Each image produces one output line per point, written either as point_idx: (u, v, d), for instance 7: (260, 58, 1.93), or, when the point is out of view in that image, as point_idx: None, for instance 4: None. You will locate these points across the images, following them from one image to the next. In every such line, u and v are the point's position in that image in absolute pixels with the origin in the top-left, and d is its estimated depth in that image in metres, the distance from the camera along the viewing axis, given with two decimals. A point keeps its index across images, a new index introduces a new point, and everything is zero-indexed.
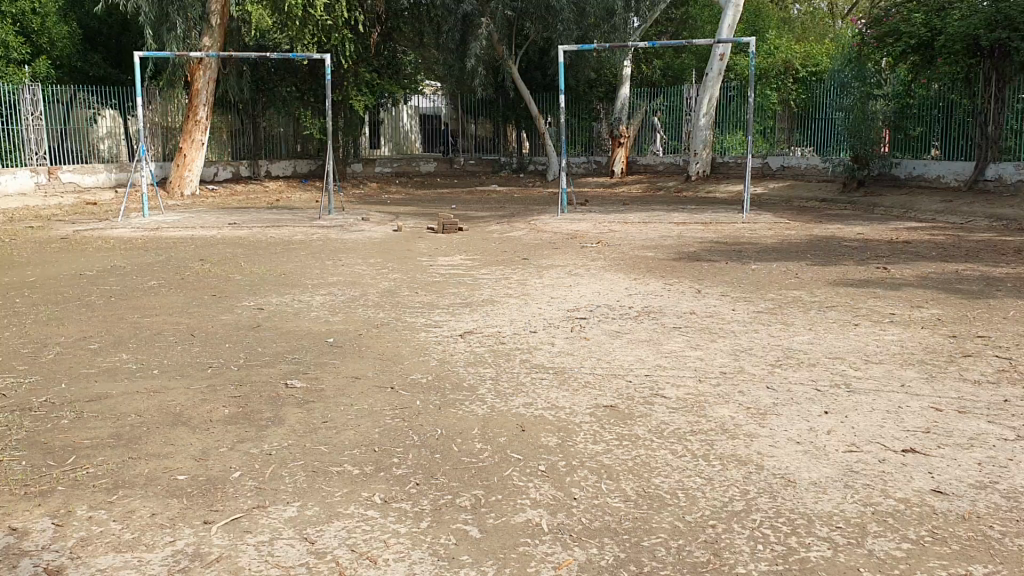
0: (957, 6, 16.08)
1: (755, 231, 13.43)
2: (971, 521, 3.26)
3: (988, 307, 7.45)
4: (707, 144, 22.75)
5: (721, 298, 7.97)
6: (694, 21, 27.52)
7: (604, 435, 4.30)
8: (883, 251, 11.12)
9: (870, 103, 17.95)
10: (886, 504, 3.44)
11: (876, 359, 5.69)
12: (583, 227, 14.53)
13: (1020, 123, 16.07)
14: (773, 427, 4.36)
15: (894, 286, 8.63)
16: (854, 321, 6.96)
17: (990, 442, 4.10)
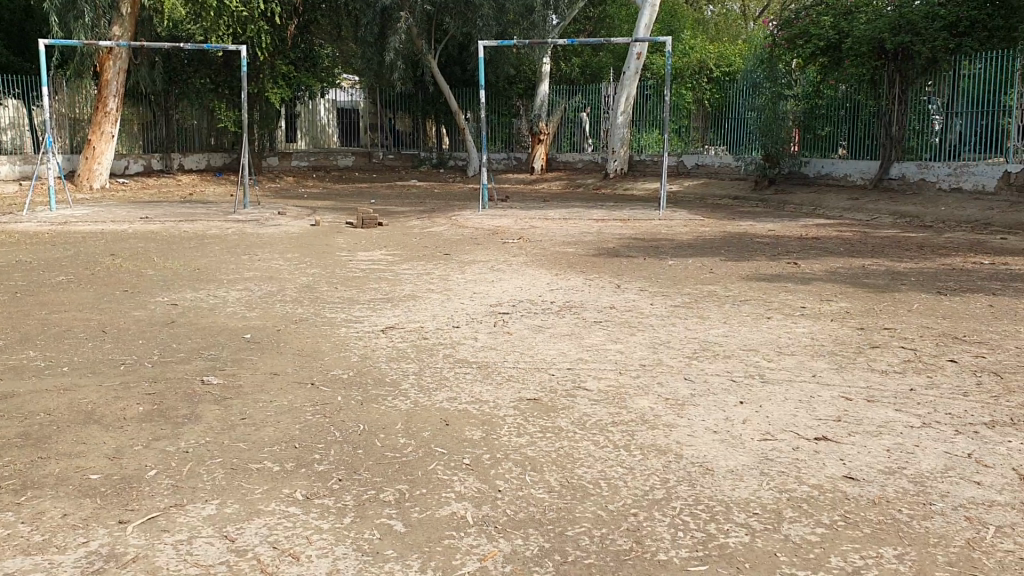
0: (864, 10, 16.74)
1: (672, 228, 13.66)
2: (880, 505, 3.37)
3: (893, 300, 7.73)
4: (625, 142, 23.00)
5: (641, 293, 8.08)
6: (612, 20, 27.83)
7: (528, 428, 4.33)
8: (794, 247, 11.44)
9: (782, 102, 18.38)
10: (801, 489, 3.54)
11: (788, 351, 5.86)
12: (504, 222, 14.57)
13: (921, 123, 16.56)
14: (692, 417, 4.45)
15: (804, 280, 8.89)
16: (767, 314, 7.15)
17: (897, 428, 4.26)
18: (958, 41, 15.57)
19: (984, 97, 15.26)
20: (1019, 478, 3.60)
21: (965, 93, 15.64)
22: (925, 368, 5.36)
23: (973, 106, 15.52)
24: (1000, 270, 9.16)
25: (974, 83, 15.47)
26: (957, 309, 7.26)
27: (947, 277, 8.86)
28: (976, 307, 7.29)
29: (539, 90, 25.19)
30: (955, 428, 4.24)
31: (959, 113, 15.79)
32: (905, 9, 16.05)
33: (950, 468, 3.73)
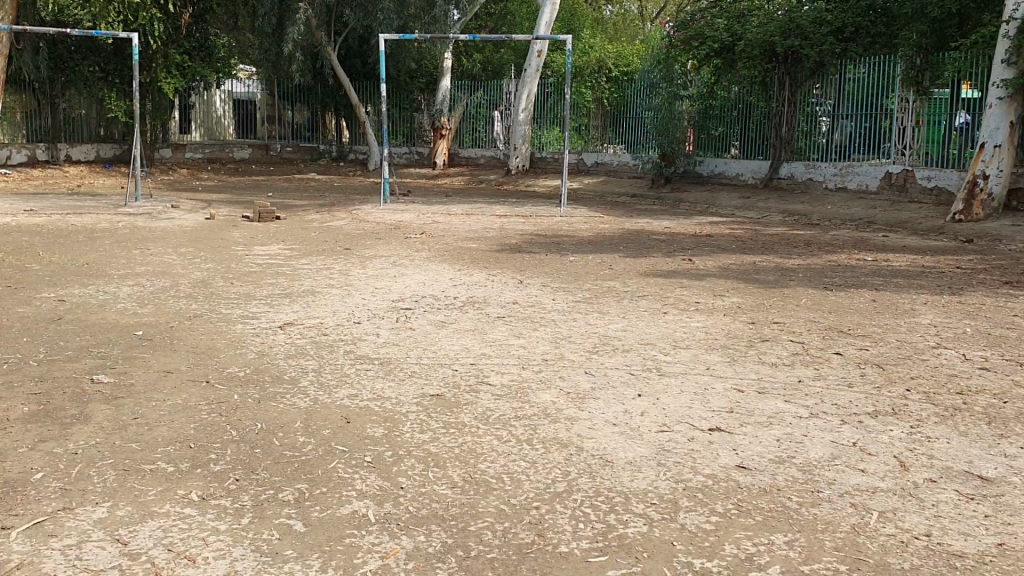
0: (755, 14, 17.22)
1: (572, 225, 13.81)
2: (771, 493, 3.50)
3: (783, 295, 8.00)
4: (526, 139, 23.15)
5: (542, 288, 8.15)
6: (512, 17, 27.95)
7: (430, 424, 4.32)
8: (689, 244, 11.71)
9: (677, 103, 18.77)
10: (697, 479, 3.64)
11: (684, 344, 6.01)
12: (406, 217, 14.51)
13: (809, 126, 17.20)
14: (592, 410, 4.53)
15: (698, 276, 9.13)
16: (663, 308, 7.32)
17: (787, 419, 4.42)
18: (844, 46, 16.19)
19: (869, 102, 15.87)
20: (900, 465, 3.78)
21: (850, 96, 16.25)
22: (813, 361, 5.58)
23: (857, 109, 16.13)
24: (881, 267, 9.57)
25: (858, 87, 16.08)
26: (842, 304, 7.56)
27: (832, 273, 9.22)
28: (860, 302, 7.60)
29: (440, 85, 25.15)
30: (841, 418, 4.42)
31: (846, 116, 16.40)
32: (794, 14, 16.61)
33: (837, 457, 3.89)
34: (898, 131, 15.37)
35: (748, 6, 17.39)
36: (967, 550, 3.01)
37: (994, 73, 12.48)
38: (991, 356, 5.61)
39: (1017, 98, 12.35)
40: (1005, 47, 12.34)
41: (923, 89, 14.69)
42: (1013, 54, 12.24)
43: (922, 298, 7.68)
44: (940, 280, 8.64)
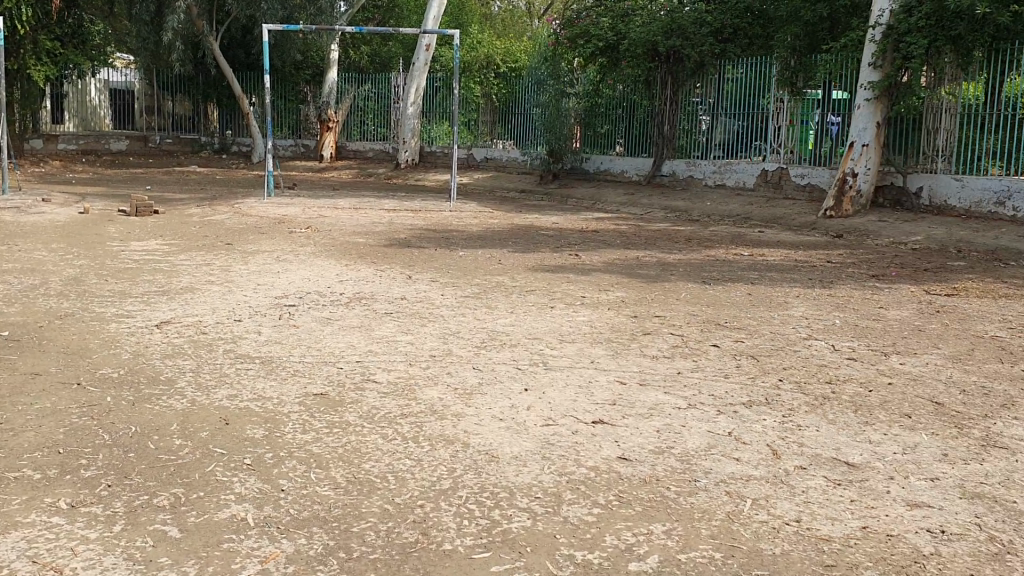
0: (639, 14, 17.55)
1: (461, 219, 13.80)
2: (651, 484, 3.58)
3: (663, 290, 8.18)
4: (415, 133, 23.03)
5: (431, 283, 8.12)
6: (400, 11, 27.72)
7: (313, 424, 4.25)
8: (576, 239, 11.87)
9: (564, 100, 18.99)
10: (579, 472, 3.69)
11: (569, 338, 6.08)
12: (291, 211, 14.23)
13: (689, 124, 17.67)
14: (478, 405, 4.54)
15: (584, 271, 9.25)
16: (550, 303, 7.39)
17: (667, 410, 4.53)
18: (723, 47, 16.67)
19: (748, 101, 16.43)
20: (772, 453, 3.92)
21: (729, 96, 16.80)
22: (692, 353, 5.73)
23: (737, 108, 16.68)
24: (757, 261, 9.91)
25: (736, 87, 16.63)
26: (720, 297, 7.78)
27: (711, 268, 9.48)
28: (737, 295, 7.85)
29: (326, 77, 24.67)
30: (718, 408, 4.56)
31: (725, 115, 16.91)
32: (675, 14, 17.00)
33: (713, 446, 4.01)
34: (773, 129, 15.94)
35: (632, 5, 17.70)
36: (834, 534, 3.14)
37: (862, 76, 13.08)
38: (857, 346, 5.88)
39: (883, 100, 12.97)
40: (872, 51, 12.95)
41: (797, 89, 15.26)
42: (879, 58, 12.86)
43: (795, 291, 7.98)
44: (812, 274, 8.99)
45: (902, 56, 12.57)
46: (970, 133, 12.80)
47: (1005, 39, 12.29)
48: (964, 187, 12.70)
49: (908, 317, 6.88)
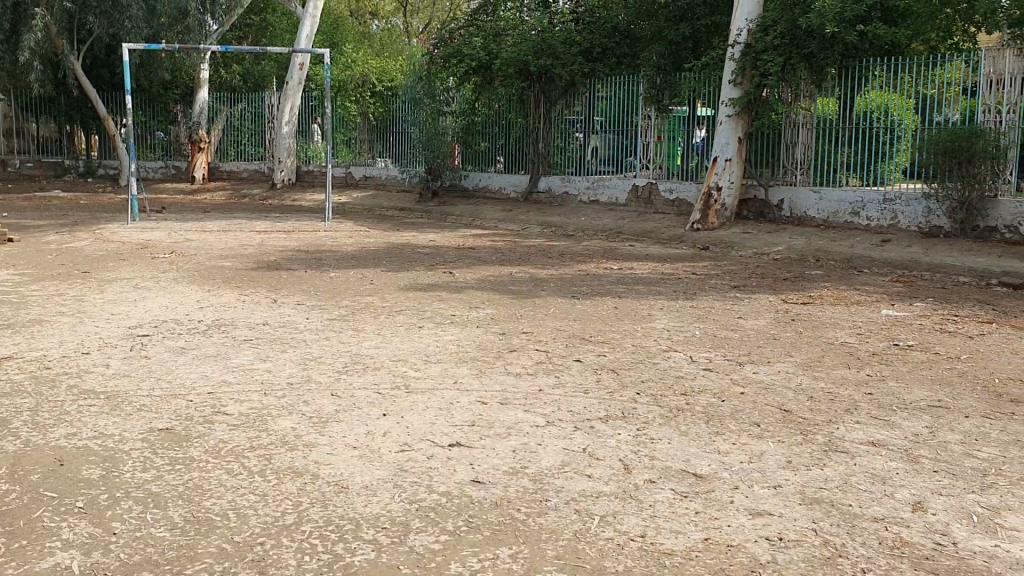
0: (508, 32, 17.73)
1: (335, 239, 13.56)
2: (501, 506, 3.54)
3: (533, 306, 8.22)
4: (291, 152, 22.60)
5: (297, 306, 7.96)
6: (272, 29, 27.14)
7: (155, 461, 4.06)
8: (450, 257, 11.83)
9: (440, 118, 19.00)
10: (429, 498, 3.61)
11: (434, 358, 6.02)
12: (156, 236, 13.71)
13: (562, 141, 17.90)
14: (332, 433, 4.42)
15: (456, 288, 9.22)
16: (418, 323, 7.31)
17: (525, 429, 4.51)
18: (592, 66, 16.96)
19: (619, 118, 16.72)
20: (624, 467, 3.95)
21: (601, 113, 17.09)
22: (554, 368, 5.75)
23: (608, 124, 16.96)
24: (625, 274, 10.10)
25: (608, 104, 16.93)
26: (587, 311, 7.89)
27: (582, 282, 9.61)
28: (604, 309, 7.97)
29: (197, 96, 24.10)
30: (575, 424, 4.57)
31: (597, 131, 17.20)
32: (544, 34, 17.16)
33: (567, 464, 4.02)
34: (642, 145, 16.30)
35: (504, 25, 17.84)
36: (676, 547, 3.17)
37: (723, 92, 13.46)
38: (714, 357, 6.01)
39: (744, 116, 13.38)
40: (732, 68, 13.35)
41: (663, 107, 15.72)
42: (738, 75, 13.25)
43: (659, 304, 8.16)
44: (676, 286, 9.20)
45: (760, 73, 13.01)
46: (827, 146, 13.34)
47: (854, 57, 12.89)
48: (822, 199, 13.25)
49: (764, 326, 7.09)
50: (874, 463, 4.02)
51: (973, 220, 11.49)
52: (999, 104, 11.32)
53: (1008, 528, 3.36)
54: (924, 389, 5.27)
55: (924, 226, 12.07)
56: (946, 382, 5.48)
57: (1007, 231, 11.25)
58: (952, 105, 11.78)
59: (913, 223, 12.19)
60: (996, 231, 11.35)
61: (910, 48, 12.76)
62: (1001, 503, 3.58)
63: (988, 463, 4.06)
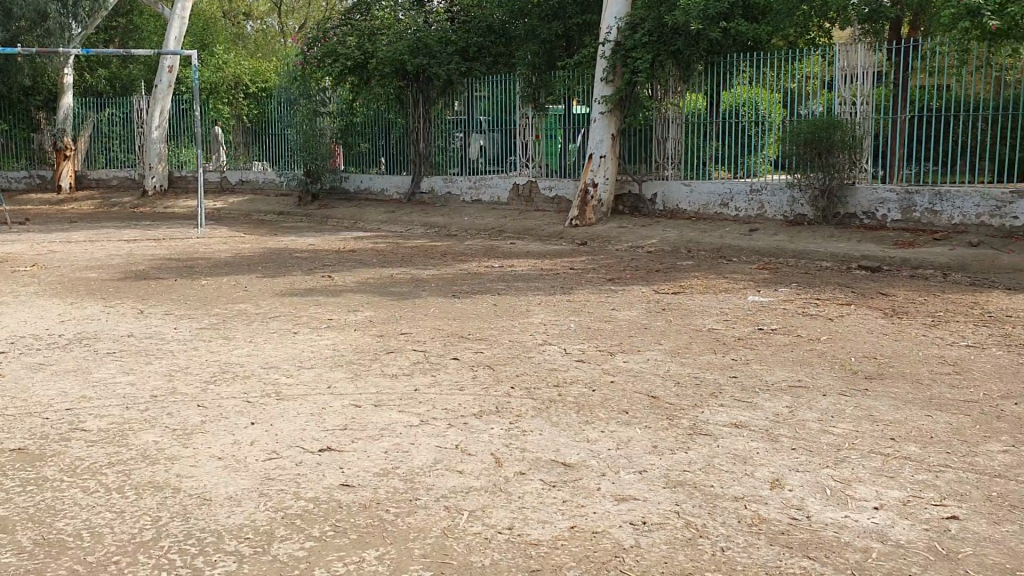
0: (383, 32, 17.43)
1: (209, 246, 13.17)
2: (370, 508, 3.49)
3: (412, 306, 8.18)
4: (162, 158, 21.92)
5: (166, 316, 7.70)
6: (139, 32, 26.20)
7: (6, 483, 3.85)
8: (329, 260, 11.64)
9: (318, 119, 18.72)
10: (295, 505, 3.54)
11: (308, 364, 5.89)
12: (16, 249, 13.05)
13: (443, 141, 17.85)
14: (196, 444, 4.29)
15: (334, 292, 9.10)
16: (292, 329, 7.16)
17: (398, 430, 4.46)
18: (469, 65, 17.05)
19: (498, 117, 16.80)
20: (495, 462, 3.96)
21: (480, 112, 17.12)
22: (431, 368, 5.72)
23: (492, 123, 16.96)
24: (505, 272, 10.15)
25: (489, 104, 16.93)
26: (467, 310, 7.89)
27: (463, 282, 9.58)
28: (481, 306, 7.99)
29: (61, 102, 23.01)
30: (449, 421, 4.56)
31: (482, 130, 17.16)
32: (420, 33, 17.10)
33: (439, 461, 4.00)
34: (522, 144, 16.39)
35: (379, 24, 17.59)
36: (543, 537, 3.20)
37: (595, 90, 13.68)
38: (587, 348, 6.11)
39: (616, 113, 13.63)
40: (604, 66, 13.56)
41: (540, 104, 15.94)
42: (609, 73, 13.49)
43: (538, 299, 8.23)
44: (555, 281, 9.30)
45: (631, 71, 13.30)
46: (696, 140, 13.71)
47: (718, 52, 13.28)
48: (694, 192, 13.62)
49: (637, 316, 7.24)
50: (736, 444, 4.14)
51: (834, 207, 12.02)
52: (854, 96, 11.91)
53: (858, 498, 3.52)
54: (785, 370, 5.48)
55: (789, 214, 12.57)
56: (806, 362, 5.71)
57: (864, 217, 11.83)
58: (815, 99, 12.23)
59: (779, 212, 12.68)
60: (855, 218, 11.92)
61: (770, 44, 13.42)
62: (852, 475, 3.76)
63: (842, 438, 4.24)
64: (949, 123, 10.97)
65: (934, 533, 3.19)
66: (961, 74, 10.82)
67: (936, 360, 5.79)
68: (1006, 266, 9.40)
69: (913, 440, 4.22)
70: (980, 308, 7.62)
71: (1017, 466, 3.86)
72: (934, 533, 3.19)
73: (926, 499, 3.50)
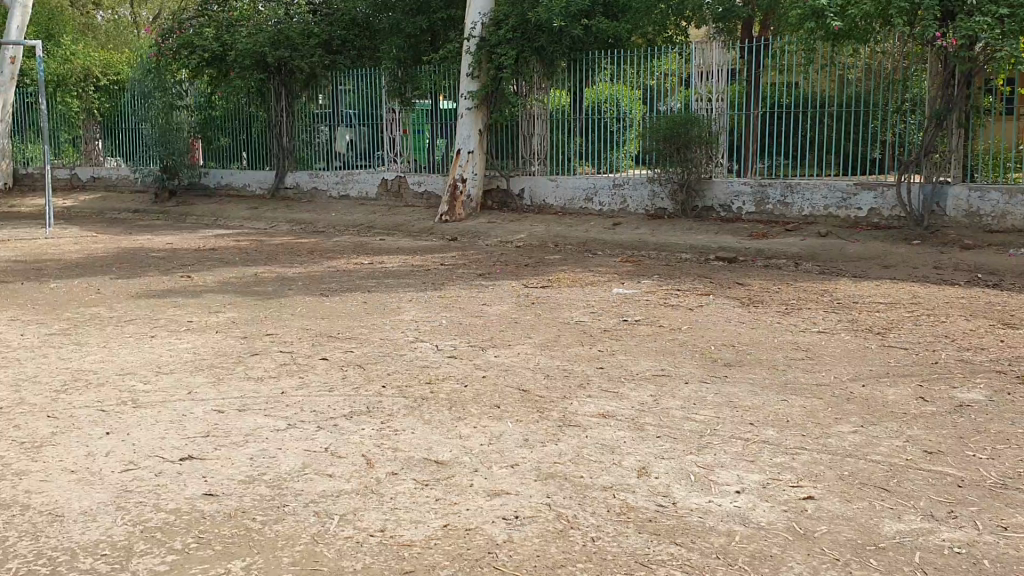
0: (243, 24, 16.98)
1: (59, 247, 12.47)
2: (236, 517, 3.38)
3: (279, 306, 7.99)
4: (6, 154, 20.71)
5: (11, 322, 7.25)
6: None
7: None
8: (188, 259, 11.21)
9: (175, 113, 18.12)
10: (156, 518, 3.39)
11: (167, 370, 5.65)
12: None
13: (307, 136, 17.50)
14: (47, 458, 4.05)
15: (195, 292, 8.77)
16: (150, 332, 6.87)
17: (264, 435, 4.34)
18: (333, 58, 16.70)
19: (364, 111, 16.41)
20: (366, 463, 3.90)
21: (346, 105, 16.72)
22: (298, 370, 5.58)
23: (360, 117, 16.54)
24: (375, 269, 10.03)
25: (355, 97, 16.52)
26: (336, 308, 7.77)
27: (331, 279, 9.41)
28: (351, 304, 7.88)
29: None
30: (317, 424, 4.47)
31: (350, 125, 16.72)
32: (282, 26, 16.71)
33: (307, 466, 3.91)
34: (389, 139, 16.20)
35: (237, 15, 17.10)
36: (415, 538, 3.17)
37: (462, 86, 13.68)
38: (458, 344, 6.10)
39: (482, 109, 13.68)
40: (469, 62, 13.57)
41: (406, 99, 15.66)
42: (475, 68, 13.52)
43: (408, 296, 8.15)
44: (425, 277, 9.23)
45: (496, 67, 13.37)
46: (560, 136, 13.86)
47: (580, 49, 13.49)
48: (559, 187, 13.80)
49: (506, 311, 7.28)
50: (604, 434, 4.22)
51: (693, 201, 12.44)
52: (709, 94, 12.26)
53: (720, 483, 3.64)
54: (649, 360, 5.62)
55: (650, 209, 12.93)
56: (669, 352, 5.87)
57: (721, 210, 12.31)
58: (672, 95, 12.60)
59: (640, 206, 13.03)
60: (712, 210, 12.39)
61: (628, 41, 13.78)
62: (714, 461, 3.88)
63: (704, 425, 4.38)
64: (798, 119, 11.50)
65: (792, 514, 3.33)
66: (808, 72, 11.31)
67: (790, 346, 6.07)
68: (852, 255, 9.93)
69: (771, 424, 4.40)
70: (830, 296, 8.02)
71: (864, 445, 4.08)
72: (793, 514, 3.33)
73: (783, 481, 3.65)
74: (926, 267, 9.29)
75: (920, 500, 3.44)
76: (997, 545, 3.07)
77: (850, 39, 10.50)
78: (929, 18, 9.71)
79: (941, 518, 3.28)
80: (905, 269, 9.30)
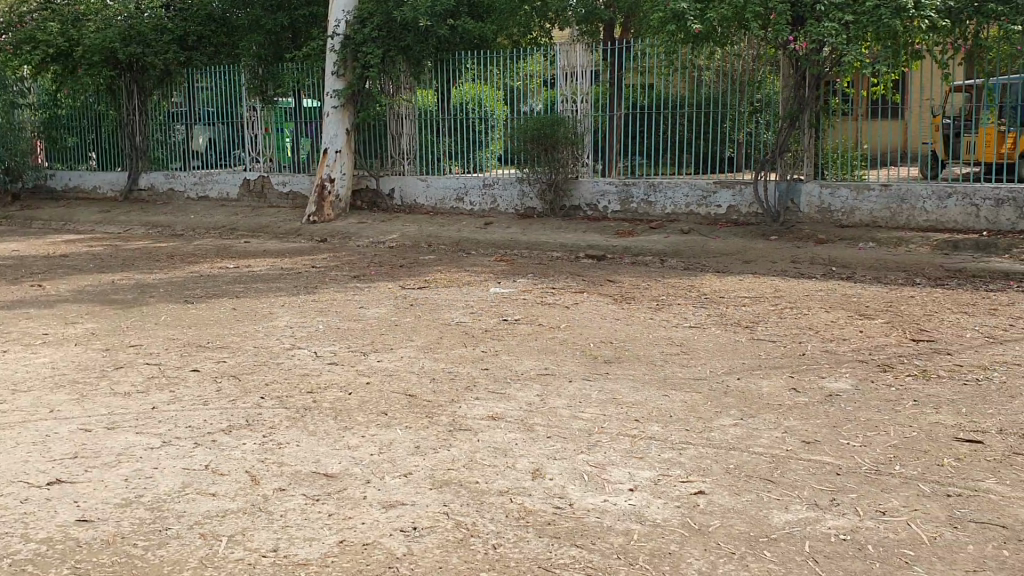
0: (90, 18, 16.08)
1: None
2: (115, 544, 3.19)
3: (140, 314, 7.62)
4: None
5: None
6: None
7: None
8: (38, 267, 10.55)
9: (15, 111, 17.00)
10: (26, 549, 3.16)
11: (24, 388, 5.27)
12: None
13: (162, 135, 16.79)
14: None
15: (48, 302, 8.26)
16: (1, 347, 6.41)
17: (137, 454, 4.11)
18: (187, 55, 15.99)
19: (222, 110, 15.92)
20: (251, 479, 3.75)
21: (202, 104, 16.18)
22: (168, 383, 5.32)
23: (218, 116, 16.01)
24: (243, 273, 9.72)
25: (212, 96, 15.99)
26: (204, 315, 7.48)
27: (195, 285, 9.06)
28: (220, 311, 7.59)
29: None
30: (195, 440, 4.27)
31: (208, 124, 16.16)
32: (133, 20, 15.91)
33: (188, 485, 3.72)
34: (250, 138, 15.70)
35: (84, 10, 16.16)
36: (311, 557, 3.06)
37: (326, 84, 13.33)
38: (338, 349, 5.97)
39: (348, 108, 13.42)
40: (333, 60, 13.24)
41: (268, 98, 15.26)
42: (340, 68, 13.17)
43: (279, 301, 7.92)
44: (296, 280, 9.02)
45: (361, 65, 13.14)
46: (427, 136, 13.77)
47: (446, 50, 13.41)
48: (428, 187, 13.72)
49: (385, 313, 7.17)
50: (495, 437, 4.20)
51: (561, 201, 12.61)
52: (574, 95, 12.36)
53: (613, 481, 3.67)
54: (532, 359, 5.64)
55: (520, 208, 13.03)
56: (550, 351, 5.89)
57: (588, 210, 12.53)
58: (535, 96, 12.69)
59: (510, 206, 13.11)
60: (580, 210, 12.59)
61: (494, 41, 13.83)
62: (604, 459, 3.92)
63: (591, 423, 4.42)
64: (659, 120, 11.82)
65: (686, 510, 3.40)
66: (667, 74, 11.60)
67: (665, 341, 6.20)
68: (715, 251, 10.27)
69: (655, 420, 4.47)
70: (696, 291, 8.26)
71: (746, 438, 4.20)
72: (686, 510, 3.40)
73: (674, 477, 3.72)
74: (785, 260, 9.69)
75: (804, 489, 3.58)
76: (878, 530, 3.22)
77: (708, 42, 10.79)
78: (783, 22, 10.12)
79: (825, 506, 3.41)
80: (765, 263, 9.67)
